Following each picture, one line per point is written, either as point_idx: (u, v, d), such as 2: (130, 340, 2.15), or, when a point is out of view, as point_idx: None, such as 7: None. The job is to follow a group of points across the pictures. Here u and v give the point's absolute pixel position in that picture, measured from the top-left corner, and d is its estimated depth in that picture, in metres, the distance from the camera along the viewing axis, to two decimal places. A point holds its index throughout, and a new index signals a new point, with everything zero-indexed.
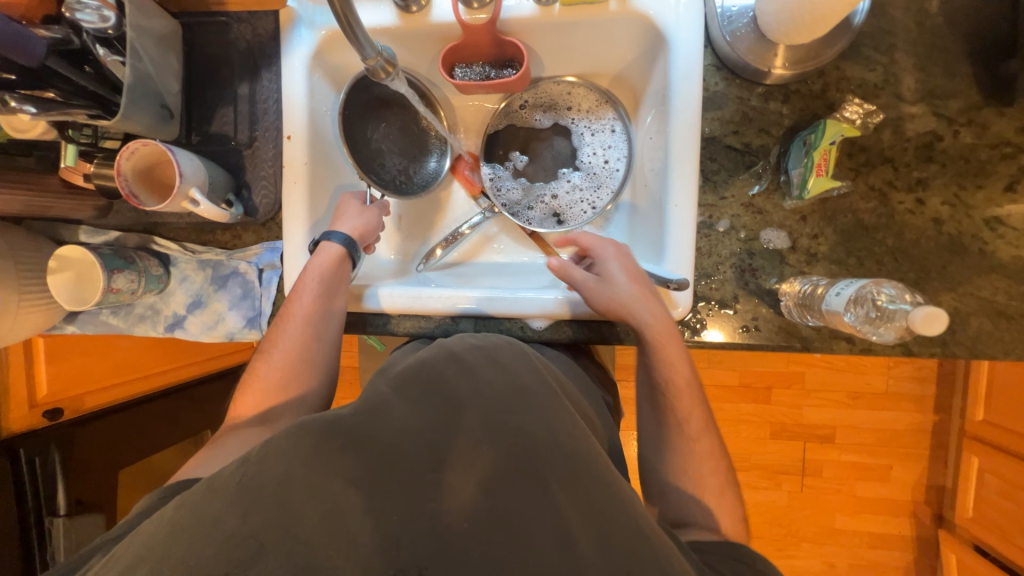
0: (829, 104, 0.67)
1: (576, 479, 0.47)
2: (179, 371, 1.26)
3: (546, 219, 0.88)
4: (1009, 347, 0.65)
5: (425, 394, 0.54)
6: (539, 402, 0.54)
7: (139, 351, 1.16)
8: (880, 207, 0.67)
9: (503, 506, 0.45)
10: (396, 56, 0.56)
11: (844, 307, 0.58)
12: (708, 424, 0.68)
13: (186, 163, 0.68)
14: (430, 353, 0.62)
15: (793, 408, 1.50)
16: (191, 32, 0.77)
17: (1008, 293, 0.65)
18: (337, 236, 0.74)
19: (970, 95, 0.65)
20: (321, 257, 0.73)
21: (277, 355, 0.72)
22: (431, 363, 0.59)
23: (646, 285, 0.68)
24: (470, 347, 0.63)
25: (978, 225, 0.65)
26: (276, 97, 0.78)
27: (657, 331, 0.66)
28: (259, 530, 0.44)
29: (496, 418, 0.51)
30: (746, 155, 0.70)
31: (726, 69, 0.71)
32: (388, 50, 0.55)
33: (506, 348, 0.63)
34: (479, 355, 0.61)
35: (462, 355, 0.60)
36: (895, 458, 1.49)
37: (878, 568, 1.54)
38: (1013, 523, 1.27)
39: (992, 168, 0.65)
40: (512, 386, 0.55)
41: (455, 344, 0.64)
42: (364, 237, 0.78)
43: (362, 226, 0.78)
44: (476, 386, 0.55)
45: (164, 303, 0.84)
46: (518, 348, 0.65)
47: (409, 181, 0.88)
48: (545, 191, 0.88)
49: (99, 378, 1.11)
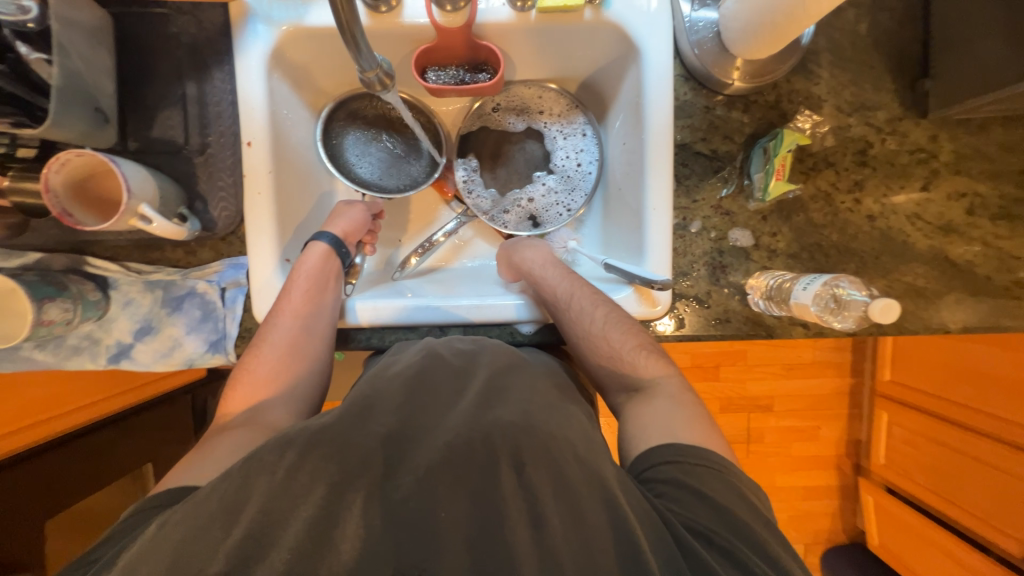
0: (782, 114, 0.74)
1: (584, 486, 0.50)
2: (115, 401, 1.09)
3: (522, 222, 0.88)
4: (928, 323, 0.76)
5: (407, 398, 0.57)
6: (512, 386, 0.60)
7: (76, 381, 1.00)
8: (826, 207, 0.75)
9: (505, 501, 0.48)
10: (392, 66, 0.53)
11: (811, 300, 0.66)
12: None
13: (133, 175, 0.60)
14: (414, 358, 0.65)
15: (739, 383, 1.65)
16: (123, 24, 0.68)
17: (926, 278, 0.76)
18: (324, 237, 0.74)
19: (893, 108, 0.74)
20: (308, 259, 0.72)
21: (263, 355, 0.68)
22: (417, 368, 0.62)
23: (537, 243, 0.82)
24: (456, 350, 0.67)
25: (902, 220, 0.75)
26: (231, 99, 0.71)
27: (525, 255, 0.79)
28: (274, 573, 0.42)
29: (478, 414, 0.55)
30: (714, 161, 0.75)
31: (693, 79, 0.75)
32: (385, 60, 0.53)
33: (490, 347, 0.68)
34: (462, 357, 0.65)
35: (447, 357, 0.65)
36: (822, 420, 1.70)
37: (812, 517, 1.74)
38: (917, 465, 1.50)
39: (912, 170, 0.75)
40: (487, 373, 0.62)
41: (440, 345, 0.68)
42: (351, 236, 0.78)
43: (348, 223, 0.78)
44: (457, 387, 0.60)
45: (105, 332, 0.74)
46: (506, 350, 0.68)
47: (413, 183, 0.86)
48: (521, 195, 0.89)
49: (28, 416, 0.94)
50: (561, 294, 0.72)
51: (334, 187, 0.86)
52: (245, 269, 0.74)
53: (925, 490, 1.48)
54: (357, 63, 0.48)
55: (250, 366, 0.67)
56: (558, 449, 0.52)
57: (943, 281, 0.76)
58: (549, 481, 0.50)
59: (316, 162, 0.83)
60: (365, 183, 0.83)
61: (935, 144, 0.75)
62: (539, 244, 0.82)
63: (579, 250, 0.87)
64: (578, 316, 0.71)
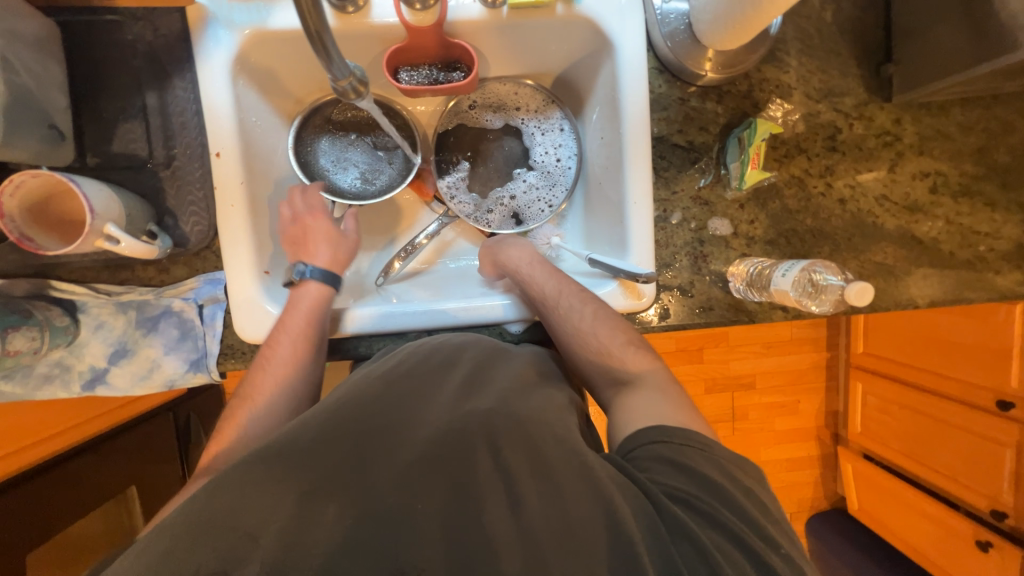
0: (755, 103, 0.76)
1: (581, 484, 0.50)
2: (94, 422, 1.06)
3: (505, 221, 0.88)
4: (897, 299, 0.79)
5: (385, 390, 0.58)
6: (489, 376, 0.62)
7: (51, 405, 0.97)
8: (800, 192, 0.77)
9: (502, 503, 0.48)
10: (367, 74, 0.52)
11: (790, 285, 0.68)
12: None
13: (96, 195, 0.57)
14: (392, 360, 0.65)
15: (723, 364, 1.70)
16: (72, 32, 0.65)
17: (895, 256, 0.79)
18: (316, 274, 0.72)
19: (859, 93, 0.76)
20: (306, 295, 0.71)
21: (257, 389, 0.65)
22: (393, 364, 0.63)
23: (520, 242, 0.81)
24: (430, 347, 0.66)
25: (872, 202, 0.78)
26: (195, 108, 0.68)
27: (511, 255, 0.78)
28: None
29: (459, 404, 0.57)
30: (691, 152, 0.76)
31: (667, 71, 0.76)
32: (359, 68, 0.51)
33: (473, 342, 0.68)
34: (440, 348, 0.66)
35: (423, 351, 0.65)
36: (802, 394, 1.76)
37: (795, 486, 1.81)
38: (892, 432, 1.58)
39: (879, 153, 0.78)
40: (465, 367, 0.62)
41: (417, 346, 0.68)
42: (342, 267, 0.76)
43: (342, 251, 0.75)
44: (438, 375, 0.61)
45: (76, 357, 0.71)
46: (488, 344, 0.69)
47: (389, 184, 0.84)
48: (503, 193, 0.88)
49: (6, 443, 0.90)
50: (548, 293, 0.72)
51: None
52: (222, 285, 0.72)
53: (900, 454, 1.56)
54: (329, 72, 0.47)
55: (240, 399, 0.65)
56: (551, 444, 0.53)
57: (910, 259, 0.79)
58: (544, 480, 0.50)
59: (289, 169, 0.80)
60: (337, 192, 0.82)
61: (899, 127, 0.77)
62: (522, 243, 0.81)
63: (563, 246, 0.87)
64: (568, 319, 0.70)
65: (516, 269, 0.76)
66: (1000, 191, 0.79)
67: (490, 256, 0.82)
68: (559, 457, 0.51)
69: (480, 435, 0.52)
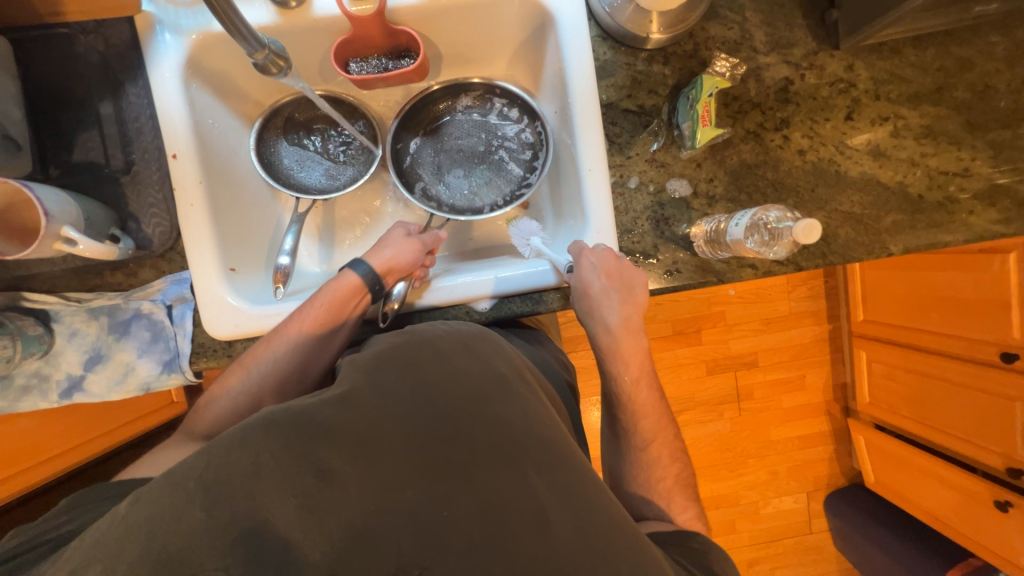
0: (701, 62, 0.76)
1: (550, 465, 0.48)
2: (121, 433, 1.11)
3: (437, 176, 0.85)
4: (871, 249, 0.77)
5: (401, 378, 0.53)
6: (486, 357, 0.58)
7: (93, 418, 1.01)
8: (757, 146, 0.76)
9: (465, 480, 0.46)
10: (285, 47, 0.56)
11: (745, 235, 0.67)
12: (645, 395, 0.75)
13: (50, 199, 0.59)
14: (401, 339, 0.59)
15: (721, 343, 1.67)
16: (27, 50, 0.68)
17: (863, 205, 0.77)
18: (363, 267, 0.72)
19: (807, 43, 0.77)
20: (334, 285, 0.71)
21: (246, 380, 0.68)
22: (403, 349, 0.56)
23: (636, 320, 0.74)
24: (443, 333, 0.61)
25: (832, 151, 0.77)
26: (149, 113, 0.70)
27: (627, 351, 0.74)
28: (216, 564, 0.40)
29: (474, 417, 0.50)
30: (642, 116, 0.77)
31: (610, 38, 0.76)
32: (276, 42, 0.55)
33: (481, 337, 0.61)
34: (456, 343, 0.59)
35: (438, 342, 0.58)
36: (807, 367, 1.71)
37: (808, 464, 1.74)
38: (899, 398, 1.52)
39: (834, 102, 0.77)
40: (485, 366, 0.56)
41: (429, 328, 0.62)
42: (391, 269, 0.73)
43: (394, 255, 0.73)
44: (457, 375, 0.54)
45: (52, 367, 0.73)
46: (492, 337, 0.63)
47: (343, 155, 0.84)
48: (428, 155, 0.86)
49: (53, 447, 0.97)
50: (610, 324, 0.73)
51: (276, 193, 0.84)
52: (188, 284, 0.73)
53: (911, 420, 1.50)
54: (243, 47, 0.51)
55: (229, 387, 0.68)
56: (513, 419, 0.50)
57: (880, 207, 0.77)
58: (509, 461, 0.47)
59: (251, 168, 0.81)
60: (302, 188, 0.82)
61: (853, 73, 0.77)
62: (639, 326, 0.74)
63: (538, 246, 0.80)
64: (621, 380, 0.75)
65: (617, 373, 0.75)
66: (964, 129, 0.77)
67: (598, 314, 0.72)
68: (522, 434, 0.50)
69: (442, 418, 0.49)
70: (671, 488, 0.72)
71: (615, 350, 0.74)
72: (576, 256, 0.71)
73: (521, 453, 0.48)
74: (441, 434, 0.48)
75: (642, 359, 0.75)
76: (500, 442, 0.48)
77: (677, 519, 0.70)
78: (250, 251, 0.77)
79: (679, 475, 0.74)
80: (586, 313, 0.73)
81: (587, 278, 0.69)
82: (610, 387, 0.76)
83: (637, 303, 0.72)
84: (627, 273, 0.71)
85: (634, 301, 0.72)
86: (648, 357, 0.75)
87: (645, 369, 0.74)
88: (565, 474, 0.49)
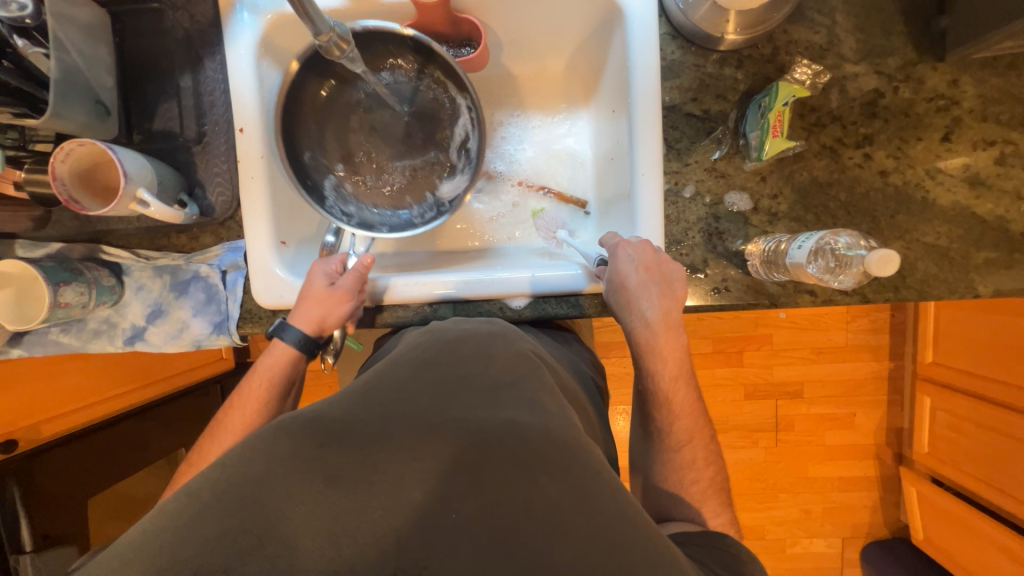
0: (780, 67, 0.71)
1: (566, 471, 0.46)
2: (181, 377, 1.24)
3: (348, 174, 0.76)
4: (954, 285, 0.69)
5: (415, 377, 0.55)
6: (502, 360, 0.58)
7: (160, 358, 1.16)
8: (832, 163, 0.70)
9: (478, 483, 0.45)
10: (349, 31, 0.57)
11: (807, 259, 0.62)
12: (682, 395, 0.69)
13: (130, 161, 0.64)
14: (418, 344, 0.62)
15: (765, 368, 1.57)
16: (123, 22, 0.74)
17: (950, 236, 0.69)
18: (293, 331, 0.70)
19: (906, 53, 0.69)
20: (272, 356, 0.72)
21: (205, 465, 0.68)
22: (422, 354, 0.59)
23: (676, 314, 0.68)
24: (463, 333, 0.63)
25: (921, 175, 0.69)
26: (223, 88, 0.74)
27: (665, 348, 0.67)
28: (252, 527, 0.42)
29: (485, 416, 0.49)
30: (706, 122, 0.72)
31: (681, 37, 0.72)
32: (341, 25, 0.56)
33: (500, 338, 0.62)
34: (474, 345, 0.60)
35: (456, 344, 0.60)
36: (858, 406, 1.58)
37: (848, 509, 1.61)
38: (962, 452, 1.37)
39: (929, 120, 0.69)
40: (501, 366, 0.56)
41: (448, 330, 0.64)
42: (321, 326, 0.70)
43: (321, 311, 0.70)
44: (462, 381, 0.54)
45: (120, 315, 0.79)
46: (515, 332, 0.66)
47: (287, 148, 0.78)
48: (337, 149, 0.75)
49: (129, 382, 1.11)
50: (650, 320, 0.66)
51: None
52: (242, 252, 0.77)
53: (975, 479, 1.34)
54: (311, 27, 0.52)
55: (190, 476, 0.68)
56: (531, 427, 0.48)
57: (970, 241, 0.69)
58: (523, 472, 0.45)
59: None
60: None
61: (957, 90, 0.69)
62: (678, 322, 0.68)
63: (568, 240, 0.80)
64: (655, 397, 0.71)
65: (652, 375, 0.68)
66: None
67: (635, 307, 0.66)
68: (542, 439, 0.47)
69: (455, 422, 0.49)
70: (706, 490, 0.67)
71: (654, 349, 0.67)
72: (612, 248, 0.69)
73: (533, 457, 0.46)
74: (452, 432, 0.48)
75: (680, 357, 0.68)
76: (512, 444, 0.46)
77: (709, 523, 0.64)
78: (303, 225, 0.80)
79: (714, 478, 0.68)
80: (618, 304, 0.68)
81: (619, 271, 0.66)
82: (645, 399, 0.71)
83: (675, 298, 0.67)
84: (664, 266, 0.67)
85: (674, 295, 0.67)
86: (687, 353, 0.69)
87: (684, 366, 0.68)
88: (583, 480, 0.46)
